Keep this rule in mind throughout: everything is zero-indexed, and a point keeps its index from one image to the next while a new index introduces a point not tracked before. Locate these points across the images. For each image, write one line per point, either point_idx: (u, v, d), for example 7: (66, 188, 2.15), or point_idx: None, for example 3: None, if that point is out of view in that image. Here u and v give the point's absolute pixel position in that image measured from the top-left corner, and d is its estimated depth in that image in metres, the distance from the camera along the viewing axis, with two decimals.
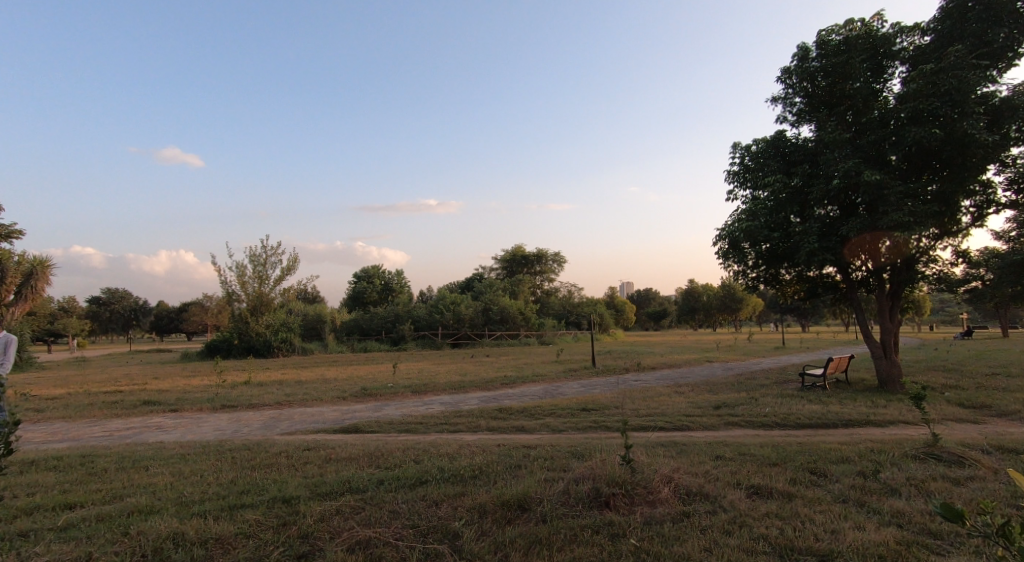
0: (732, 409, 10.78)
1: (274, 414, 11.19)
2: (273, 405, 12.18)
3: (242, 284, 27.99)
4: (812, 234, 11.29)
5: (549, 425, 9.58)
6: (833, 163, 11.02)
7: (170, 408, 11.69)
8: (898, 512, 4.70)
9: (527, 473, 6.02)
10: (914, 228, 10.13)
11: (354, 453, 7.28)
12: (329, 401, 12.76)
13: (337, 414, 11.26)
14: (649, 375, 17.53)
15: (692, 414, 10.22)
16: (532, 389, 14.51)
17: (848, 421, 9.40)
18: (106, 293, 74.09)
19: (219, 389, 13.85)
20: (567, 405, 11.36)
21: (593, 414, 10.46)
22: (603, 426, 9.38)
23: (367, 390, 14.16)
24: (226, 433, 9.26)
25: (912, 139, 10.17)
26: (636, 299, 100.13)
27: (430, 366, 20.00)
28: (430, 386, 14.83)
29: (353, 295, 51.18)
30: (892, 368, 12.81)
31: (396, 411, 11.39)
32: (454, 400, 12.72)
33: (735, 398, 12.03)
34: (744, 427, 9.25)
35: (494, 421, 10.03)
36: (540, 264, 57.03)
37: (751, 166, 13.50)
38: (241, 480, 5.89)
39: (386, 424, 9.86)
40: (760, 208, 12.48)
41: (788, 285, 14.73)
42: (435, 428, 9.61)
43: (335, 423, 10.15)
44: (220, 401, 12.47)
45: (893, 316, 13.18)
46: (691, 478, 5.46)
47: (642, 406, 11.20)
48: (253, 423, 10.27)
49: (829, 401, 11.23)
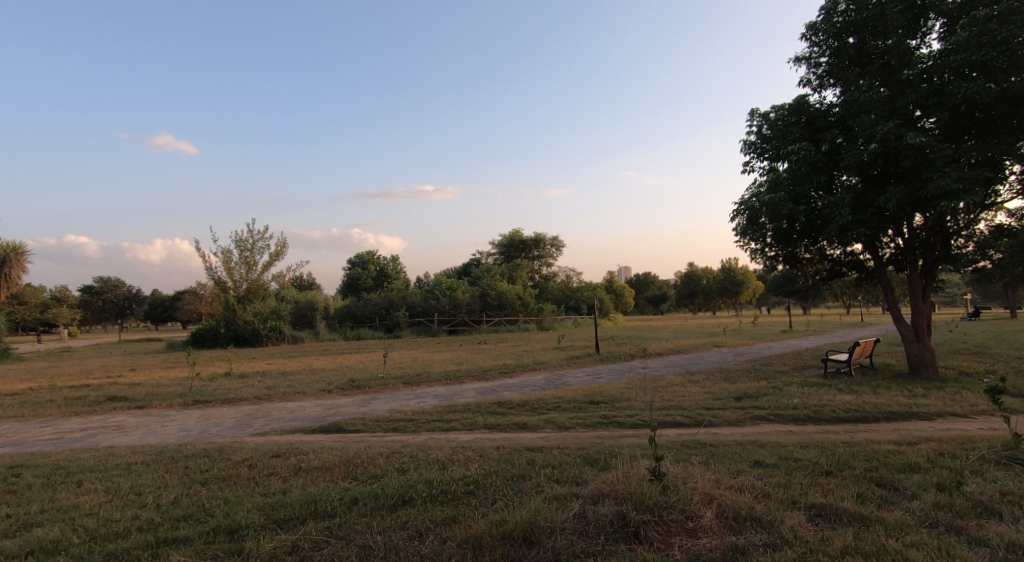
0: (756, 400, 9.75)
1: (249, 411, 10.12)
2: (251, 400, 11.13)
3: (229, 271, 26.89)
4: (844, 204, 10.21)
5: (554, 422, 8.56)
6: (870, 126, 9.99)
7: (136, 404, 10.61)
8: (1014, 544, 3.65)
9: (534, 489, 4.97)
10: (963, 196, 9.09)
11: (329, 460, 6.23)
12: (312, 395, 11.73)
13: (319, 409, 10.20)
14: (657, 362, 16.51)
15: (713, 407, 9.20)
16: (534, 379, 13.48)
17: (890, 415, 8.38)
18: (98, 282, 73.04)
19: (195, 383, 12.79)
20: (573, 397, 10.34)
21: (602, 408, 9.44)
22: (615, 422, 8.36)
23: (355, 381, 13.13)
24: (191, 434, 8.21)
25: (963, 94, 9.15)
26: (635, 283, 99.09)
27: (424, 355, 18.93)
28: (423, 376, 13.79)
29: (348, 282, 50.06)
30: (924, 354, 11.85)
31: (384, 406, 10.30)
32: (449, 393, 11.66)
33: (756, 387, 11.01)
34: (774, 423, 8.22)
35: (492, 417, 9.00)
36: (537, 249, 55.85)
37: (772, 134, 12.54)
38: (186, 501, 4.84)
39: (373, 421, 8.80)
40: (782, 179, 11.48)
41: (810, 263, 13.74)
42: (426, 426, 8.55)
43: (316, 421, 9.10)
44: (192, 396, 11.40)
45: (927, 297, 12.17)
46: (737, 495, 4.43)
47: (656, 397, 10.16)
48: (224, 422, 9.22)
49: (861, 390, 10.21)
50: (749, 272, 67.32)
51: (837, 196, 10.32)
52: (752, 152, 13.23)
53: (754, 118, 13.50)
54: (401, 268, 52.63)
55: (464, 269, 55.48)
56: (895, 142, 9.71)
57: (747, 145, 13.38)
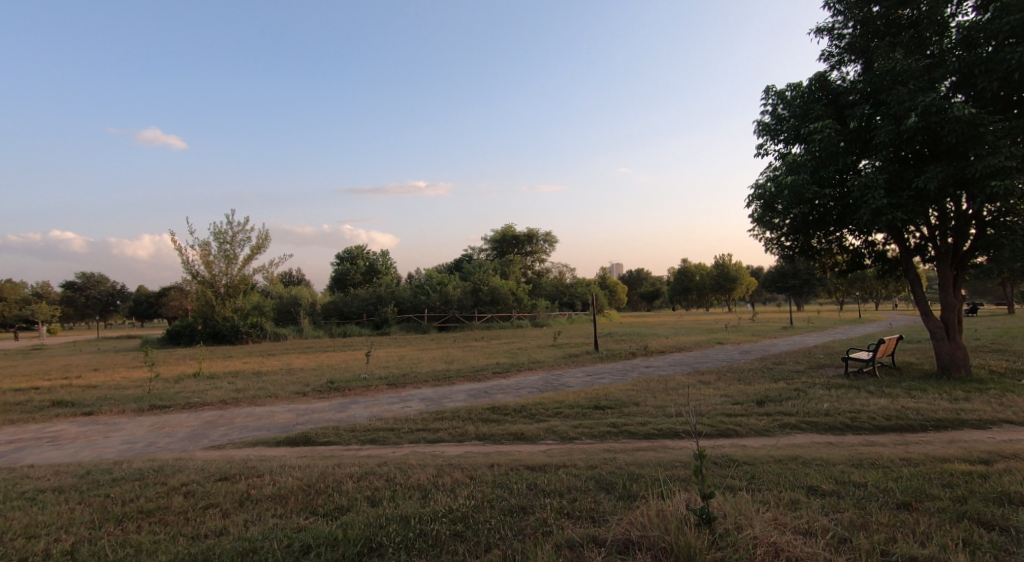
0: (780, 404, 8.72)
1: (210, 418, 8.97)
2: (215, 405, 9.95)
3: (207, 264, 25.51)
4: (878, 184, 9.22)
5: (556, 431, 7.49)
6: (908, 98, 9.05)
7: (84, 410, 9.38)
8: None
9: (541, 532, 3.90)
10: (1017, 174, 8.20)
11: (287, 484, 5.11)
12: (286, 398, 10.58)
13: (289, 415, 9.04)
14: (661, 360, 15.47)
15: (734, 413, 8.16)
16: (530, 380, 12.37)
17: (936, 422, 7.39)
18: (81, 278, 71.25)
19: (156, 385, 11.58)
20: (576, 400, 9.25)
21: (610, 414, 8.38)
22: (626, 432, 7.30)
23: (335, 382, 12.00)
24: (134, 447, 7.05)
25: (1018, 59, 8.27)
26: (627, 279, 98.34)
27: (412, 353, 17.77)
28: (410, 376, 12.65)
29: (336, 278, 48.68)
30: (955, 352, 10.91)
31: (364, 412, 9.17)
32: (437, 396, 10.54)
33: (776, 389, 9.97)
34: (809, 432, 7.19)
35: (484, 426, 7.91)
36: (530, 244, 54.77)
37: (790, 114, 11.64)
38: (89, 550, 3.71)
39: (348, 430, 7.67)
40: (805, 161, 10.49)
41: (827, 254, 12.79)
42: (409, 437, 7.42)
43: (283, 430, 7.96)
44: (150, 401, 10.17)
45: (957, 290, 11.22)
46: (810, 543, 3.38)
47: (668, 401, 9.10)
48: (179, 431, 8.06)
49: (894, 392, 9.20)
50: (743, 268, 66.69)
51: (870, 176, 9.33)
52: (766, 134, 12.28)
53: (769, 96, 12.54)
54: (391, 263, 51.36)
55: (455, 264, 54.33)
56: (938, 115, 8.79)
57: (760, 127, 12.41)
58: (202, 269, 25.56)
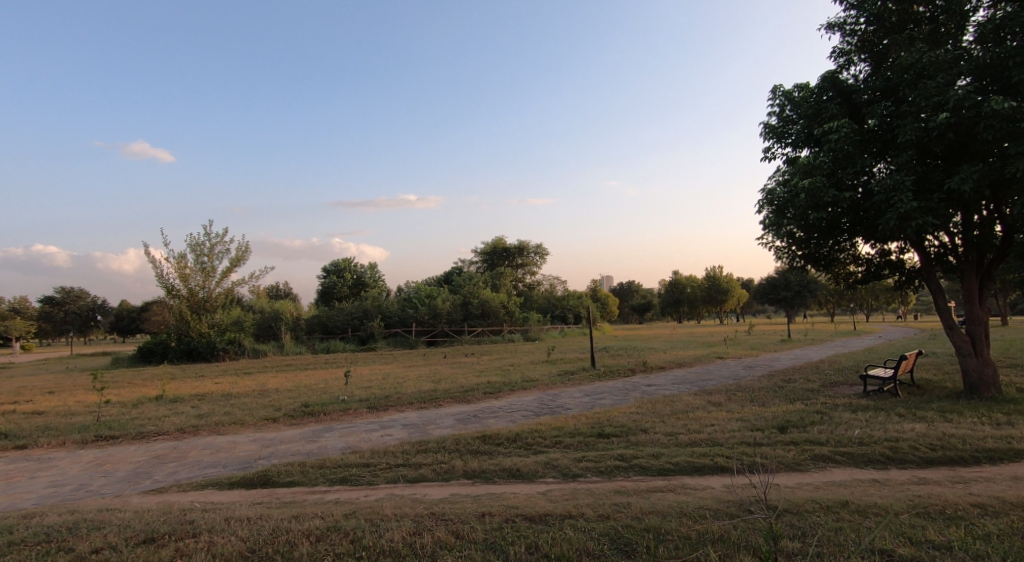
0: (806, 430, 7.78)
1: (161, 451, 7.91)
2: (170, 435, 8.88)
3: (183, 277, 24.18)
4: (905, 186, 8.38)
5: (557, 467, 6.50)
6: (938, 92, 8.24)
7: (18, 444, 8.28)
8: None
9: None
10: None
11: (225, 550, 4.13)
12: (252, 426, 9.51)
13: (253, 447, 7.99)
14: (662, 377, 14.51)
15: (756, 442, 7.22)
16: (525, 401, 11.37)
17: (988, 453, 6.49)
18: (61, 293, 69.25)
19: (109, 412, 10.44)
20: (577, 427, 8.28)
21: (616, 444, 7.40)
22: (637, 469, 6.36)
23: (310, 406, 10.90)
24: (58, 492, 5.99)
25: None
26: (619, 292, 97.56)
27: (398, 371, 16.67)
28: (393, 398, 11.56)
29: (322, 291, 47.43)
30: (984, 369, 10.04)
31: (338, 442, 8.12)
32: (421, 422, 9.50)
33: (796, 412, 9.04)
34: (846, 466, 6.26)
35: (474, 460, 6.90)
36: (521, 256, 53.85)
37: (800, 115, 10.85)
38: None
39: (315, 467, 6.64)
40: (820, 162, 9.63)
41: (839, 263, 11.97)
42: (386, 475, 6.40)
43: (241, 467, 6.90)
44: (96, 430, 9.04)
45: (984, 301, 10.38)
46: None
47: (679, 427, 8.14)
48: (121, 469, 7.01)
49: (927, 416, 8.29)
50: (735, 280, 66.15)
51: (895, 177, 8.49)
52: (771, 137, 11.49)
53: (776, 96, 11.76)
54: (379, 275, 50.32)
55: (444, 277, 53.31)
56: (971, 110, 7.98)
57: (767, 129, 11.62)
58: (178, 282, 24.21)
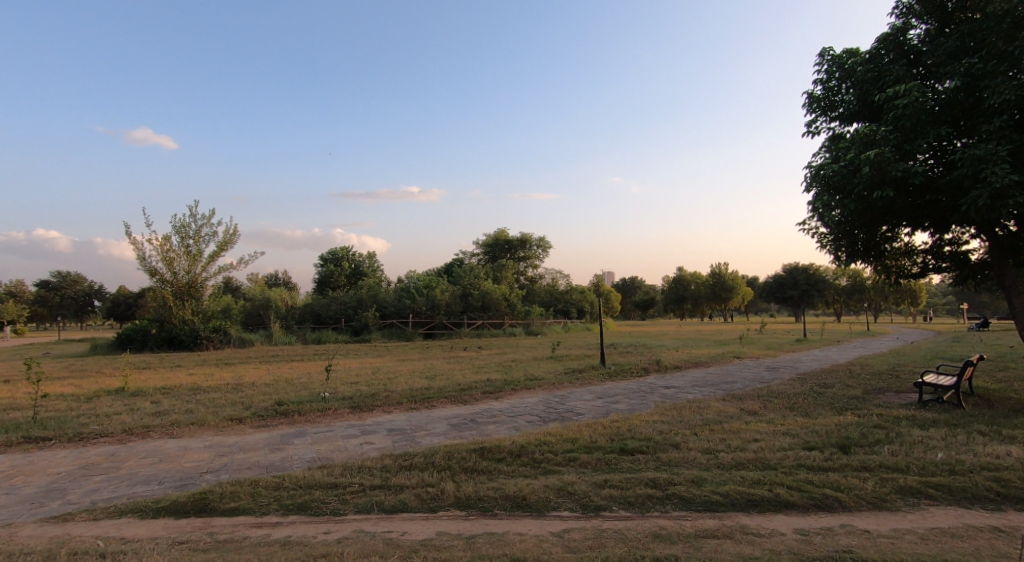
0: (875, 451, 6.38)
1: (93, 459, 6.56)
2: (112, 438, 7.53)
3: (167, 261, 22.72)
4: (999, 156, 6.99)
5: (574, 496, 5.10)
6: None
7: None
8: None
9: None
10: None
11: None
12: (211, 427, 8.14)
13: (204, 456, 6.63)
14: (681, 379, 13.07)
15: (820, 468, 5.80)
16: (529, 403, 9.98)
17: None
18: (56, 277, 68.37)
19: (52, 408, 9.08)
20: (594, 439, 6.88)
21: (644, 464, 6.00)
22: (677, 503, 4.97)
23: (284, 404, 9.52)
24: None
25: None
26: (621, 288, 96.32)
27: (389, 364, 15.29)
28: (380, 396, 10.16)
29: (318, 280, 46.07)
30: None
31: (307, 451, 6.76)
32: (409, 426, 8.10)
33: (853, 425, 7.62)
34: (949, 505, 4.86)
35: (468, 482, 5.50)
36: (523, 249, 52.39)
37: (855, 81, 9.36)
38: None
39: (270, 488, 5.27)
40: (886, 133, 8.17)
41: (891, 254, 10.51)
42: (357, 502, 5.04)
43: (180, 485, 5.55)
44: (24, 431, 7.66)
45: None
46: None
47: (719, 443, 6.73)
48: (31, 485, 5.65)
49: (1017, 436, 6.87)
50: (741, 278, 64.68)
51: (986, 146, 7.09)
52: (817, 108, 10.02)
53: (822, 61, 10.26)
54: (378, 266, 48.91)
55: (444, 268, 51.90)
56: None
57: (810, 99, 10.12)
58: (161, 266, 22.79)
